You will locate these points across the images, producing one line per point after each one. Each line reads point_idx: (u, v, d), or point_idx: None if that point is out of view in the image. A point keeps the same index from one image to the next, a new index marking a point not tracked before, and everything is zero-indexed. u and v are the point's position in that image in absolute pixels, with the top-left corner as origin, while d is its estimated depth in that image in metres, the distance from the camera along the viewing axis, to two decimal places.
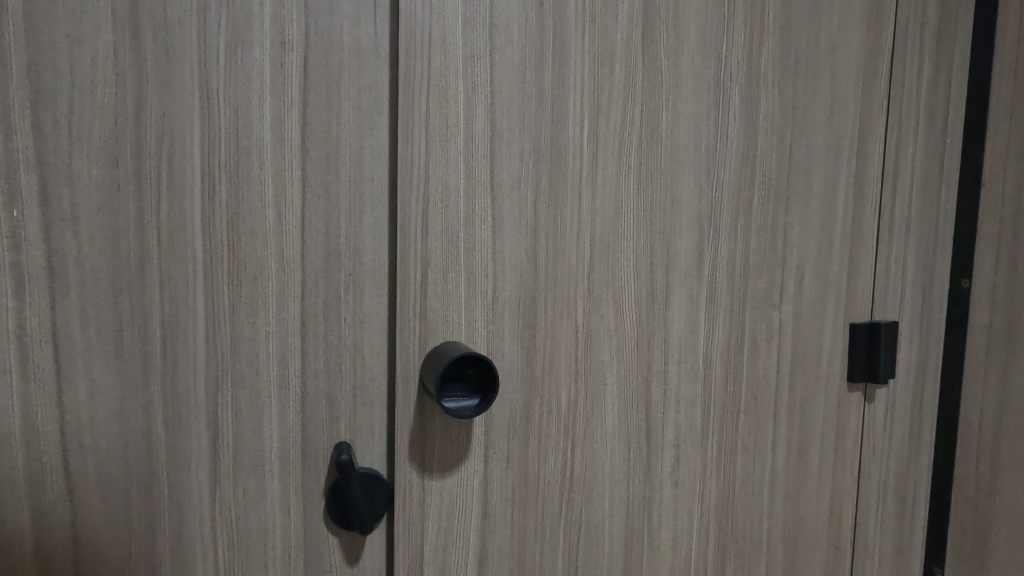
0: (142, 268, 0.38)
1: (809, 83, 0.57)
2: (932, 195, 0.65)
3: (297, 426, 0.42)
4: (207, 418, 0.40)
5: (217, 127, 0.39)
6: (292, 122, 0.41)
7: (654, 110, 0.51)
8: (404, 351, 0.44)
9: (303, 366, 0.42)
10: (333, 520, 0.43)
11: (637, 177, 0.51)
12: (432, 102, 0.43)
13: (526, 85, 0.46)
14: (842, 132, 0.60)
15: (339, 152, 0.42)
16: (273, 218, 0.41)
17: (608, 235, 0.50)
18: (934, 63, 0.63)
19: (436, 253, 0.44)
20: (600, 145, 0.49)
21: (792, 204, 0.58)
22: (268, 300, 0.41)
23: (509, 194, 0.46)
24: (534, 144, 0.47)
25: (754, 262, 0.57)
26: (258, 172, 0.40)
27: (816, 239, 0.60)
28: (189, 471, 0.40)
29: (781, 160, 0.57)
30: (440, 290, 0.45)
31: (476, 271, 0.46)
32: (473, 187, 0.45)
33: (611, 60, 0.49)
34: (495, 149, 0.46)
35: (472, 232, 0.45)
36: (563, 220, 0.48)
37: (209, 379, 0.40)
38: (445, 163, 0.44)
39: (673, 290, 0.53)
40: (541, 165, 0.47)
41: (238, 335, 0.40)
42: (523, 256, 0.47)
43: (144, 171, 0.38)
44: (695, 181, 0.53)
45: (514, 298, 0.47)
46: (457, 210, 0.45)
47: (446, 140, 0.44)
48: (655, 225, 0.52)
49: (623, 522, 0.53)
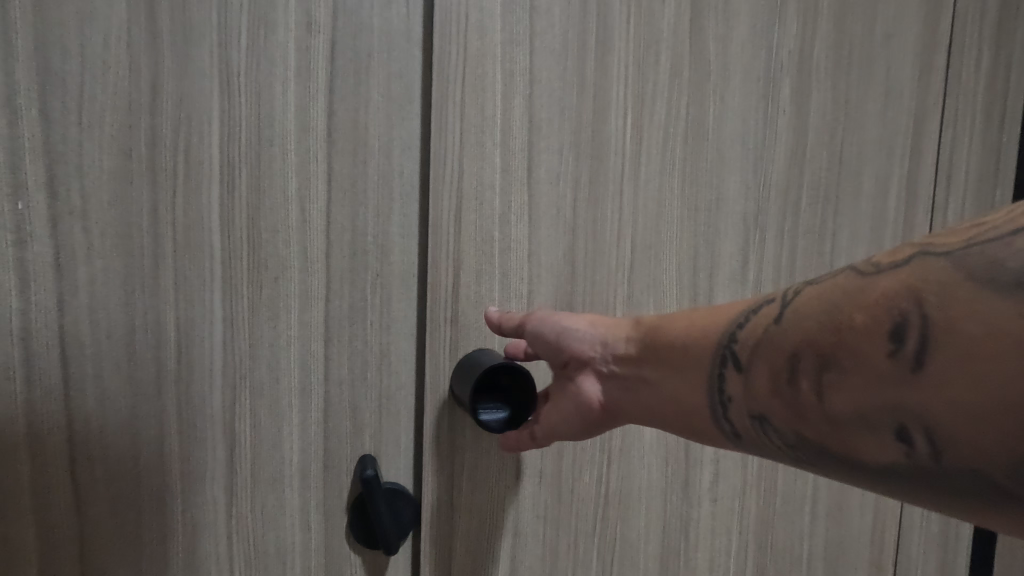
0: (156, 266, 0.35)
1: (864, 75, 0.54)
2: (990, 196, 0.60)
3: (319, 437, 0.39)
4: (223, 427, 0.37)
5: (237, 114, 0.36)
6: (317, 110, 0.38)
7: (701, 103, 0.47)
8: (434, 357, 0.41)
9: (327, 374, 0.39)
10: (356, 538, 0.40)
11: (683, 173, 0.47)
12: (467, 90, 0.40)
13: (567, 72, 0.43)
14: (898, 128, 0.56)
15: (367, 143, 0.39)
16: (296, 214, 0.38)
17: (650, 236, 0.47)
18: (995, 55, 0.59)
19: (468, 252, 0.41)
20: (643, 139, 0.46)
21: (843, 204, 0.54)
22: (289, 302, 0.38)
23: (547, 191, 0.43)
24: (574, 137, 0.43)
25: (802, 265, 0.53)
26: (281, 164, 0.37)
27: (867, 241, 0.56)
28: (204, 483, 0.37)
29: (832, 157, 0.53)
30: (472, 294, 0.42)
31: (511, 273, 0.43)
32: (510, 182, 0.42)
33: (656, 48, 0.45)
34: (533, 142, 0.42)
35: (507, 231, 0.42)
36: (602, 218, 0.45)
37: (227, 386, 0.37)
38: (480, 156, 0.41)
39: (716, 295, 0.50)
40: (581, 160, 0.44)
41: (257, 339, 0.38)
42: (560, 258, 0.44)
43: (159, 162, 0.35)
44: (742, 179, 0.50)
45: (549, 303, 0.44)
46: (492, 208, 0.42)
47: (482, 132, 0.41)
48: (699, 224, 0.49)
49: (659, 541, 0.50)
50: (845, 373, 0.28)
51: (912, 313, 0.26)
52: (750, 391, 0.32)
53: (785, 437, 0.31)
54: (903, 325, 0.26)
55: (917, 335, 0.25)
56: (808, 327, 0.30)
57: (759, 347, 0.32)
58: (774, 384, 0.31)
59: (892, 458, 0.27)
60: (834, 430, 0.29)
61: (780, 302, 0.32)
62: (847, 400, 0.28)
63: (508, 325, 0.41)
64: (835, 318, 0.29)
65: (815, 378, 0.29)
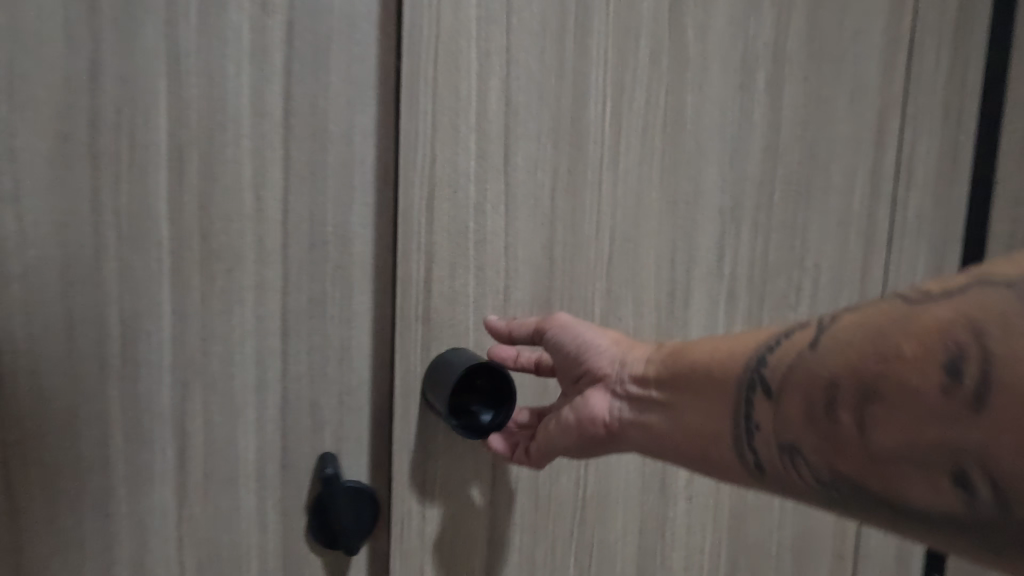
0: (98, 256, 0.33)
1: (833, 71, 0.54)
2: (947, 191, 0.62)
3: (276, 436, 0.38)
4: (172, 427, 0.35)
5: (186, 96, 0.34)
6: (273, 94, 0.36)
7: (679, 93, 0.47)
8: (404, 356, 0.40)
9: (284, 370, 0.38)
10: (316, 539, 0.39)
11: (660, 165, 0.47)
12: (441, 70, 0.39)
13: (545, 56, 0.42)
14: (865, 124, 0.57)
15: (327, 129, 0.37)
16: (251, 203, 0.36)
17: (629, 228, 0.46)
18: (953, 54, 0.60)
19: (441, 244, 0.40)
20: (622, 127, 0.45)
21: (814, 198, 0.55)
22: (244, 295, 0.36)
23: (524, 180, 0.42)
24: (552, 124, 0.43)
25: (775, 259, 0.54)
26: (234, 150, 0.35)
27: (834, 236, 0.57)
28: (151, 485, 0.35)
29: (804, 151, 0.54)
30: (445, 289, 0.41)
31: (487, 267, 0.42)
32: (486, 170, 0.41)
33: (636, 34, 0.45)
34: (510, 128, 0.41)
35: (483, 222, 0.41)
36: (581, 210, 0.44)
37: (176, 383, 0.35)
38: (454, 142, 0.40)
39: (693, 289, 0.50)
40: (560, 149, 0.43)
41: (209, 334, 0.36)
42: (538, 250, 0.43)
43: (101, 145, 0.33)
44: (719, 171, 0.50)
45: (526, 299, 0.43)
46: (467, 197, 0.41)
47: (456, 116, 0.40)
48: (676, 218, 0.48)
49: (636, 544, 0.50)
50: (889, 406, 0.27)
51: (968, 344, 0.25)
52: (782, 422, 0.32)
53: (819, 474, 0.30)
54: (958, 358, 0.25)
55: (974, 368, 0.24)
56: (847, 356, 0.29)
57: (795, 376, 0.31)
58: (809, 416, 0.30)
59: (944, 502, 0.26)
60: (878, 468, 0.28)
61: (817, 328, 0.32)
62: (893, 436, 0.27)
63: (521, 331, 0.42)
64: (879, 347, 0.27)
65: (855, 410, 0.28)
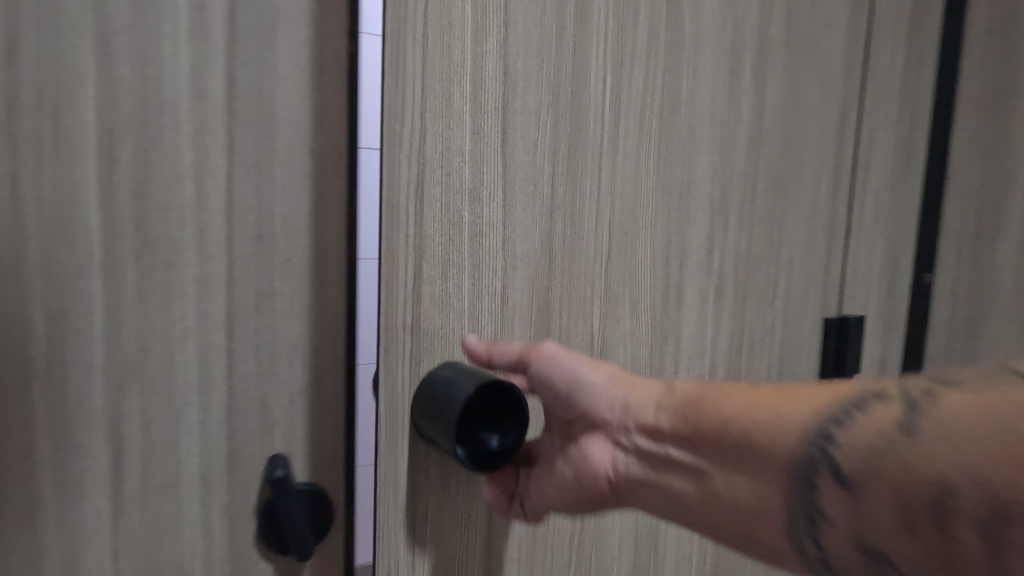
0: (18, 248, 0.30)
1: (806, 62, 0.54)
2: (899, 186, 0.64)
3: (222, 438, 0.36)
4: (106, 431, 0.33)
5: (118, 77, 0.32)
6: (214, 77, 0.34)
7: (675, 72, 0.46)
8: (388, 366, 0.38)
9: (230, 369, 0.36)
10: (267, 545, 0.38)
11: (654, 158, 0.46)
12: (433, 32, 0.37)
13: (544, 27, 0.41)
14: (832, 115, 0.58)
15: (273, 115, 0.36)
16: (192, 192, 0.34)
17: (626, 223, 0.46)
18: (907, 51, 0.61)
19: (432, 235, 0.38)
20: (622, 106, 0.44)
21: (790, 190, 0.55)
22: (185, 290, 0.34)
23: (522, 163, 0.41)
24: (551, 103, 0.41)
25: (756, 253, 0.54)
26: (172, 136, 0.33)
27: (805, 230, 0.57)
28: (84, 494, 0.33)
29: (781, 142, 0.54)
30: (437, 289, 0.39)
31: (483, 264, 0.40)
32: (482, 150, 0.39)
33: (634, 7, 0.44)
34: (508, 101, 0.40)
35: (478, 210, 0.40)
36: (580, 200, 0.43)
37: (110, 384, 0.33)
38: (448, 114, 0.38)
39: (685, 287, 0.50)
40: (560, 129, 0.42)
41: (146, 332, 0.34)
42: (536, 247, 0.42)
43: (19, 128, 0.30)
44: (711, 160, 0.49)
45: (525, 301, 0.42)
46: (461, 181, 0.39)
47: (450, 84, 0.38)
48: (664, 215, 0.48)
49: (631, 560, 0.51)
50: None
51: None
52: (861, 514, 0.29)
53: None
54: None
55: None
56: (952, 449, 0.27)
57: (864, 463, 0.30)
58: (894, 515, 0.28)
59: None
60: None
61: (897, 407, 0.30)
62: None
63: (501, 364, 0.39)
64: (993, 445, 0.25)
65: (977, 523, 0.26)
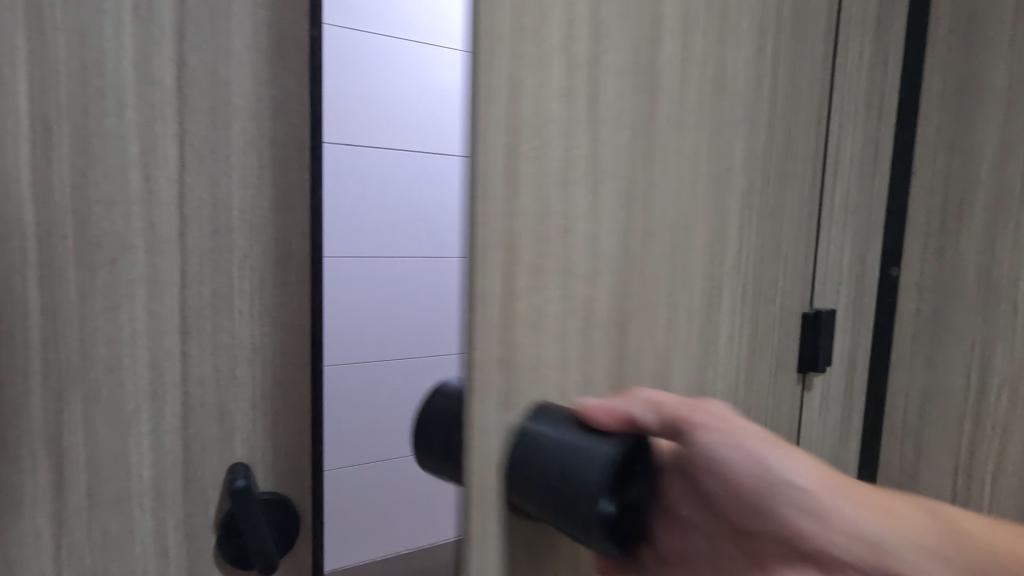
0: None
1: (792, 34, 0.50)
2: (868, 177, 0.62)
3: (175, 448, 0.34)
4: (47, 442, 0.31)
5: (55, 58, 0.29)
6: (163, 60, 0.32)
7: (727, 39, 0.43)
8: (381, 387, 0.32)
9: (185, 373, 0.34)
10: (228, 560, 0.35)
11: (706, 146, 0.42)
12: None
13: None
14: (834, 103, 0.56)
15: (229, 103, 0.34)
16: (140, 183, 0.32)
17: (681, 217, 0.41)
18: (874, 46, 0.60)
19: (525, 225, 0.31)
20: (687, 74, 0.40)
21: (792, 177, 0.52)
22: (133, 289, 0.32)
23: (611, 138, 0.35)
24: (632, 65, 0.36)
25: (762, 247, 0.50)
26: (116, 123, 0.31)
27: (801, 224, 0.54)
28: (22, 512, 0.30)
29: (785, 127, 0.50)
30: (524, 302, 0.32)
31: (571, 268, 0.34)
32: (575, 118, 0.33)
33: None
34: (598, 58, 0.34)
35: (569, 195, 0.33)
36: (653, 186, 0.38)
37: (50, 393, 0.30)
38: (541, 62, 0.31)
39: (723, 284, 0.46)
40: (640, 95, 0.37)
41: (90, 335, 0.31)
42: (616, 239, 0.36)
43: None
44: (747, 145, 0.46)
45: (607, 311, 0.36)
46: (551, 156, 0.32)
47: (541, 18, 0.31)
48: (708, 209, 0.43)
49: None
50: None
51: None
52: None
53: None
54: None
55: None
56: None
57: None
58: None
59: None
60: None
61: None
62: None
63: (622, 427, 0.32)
64: None
65: None
